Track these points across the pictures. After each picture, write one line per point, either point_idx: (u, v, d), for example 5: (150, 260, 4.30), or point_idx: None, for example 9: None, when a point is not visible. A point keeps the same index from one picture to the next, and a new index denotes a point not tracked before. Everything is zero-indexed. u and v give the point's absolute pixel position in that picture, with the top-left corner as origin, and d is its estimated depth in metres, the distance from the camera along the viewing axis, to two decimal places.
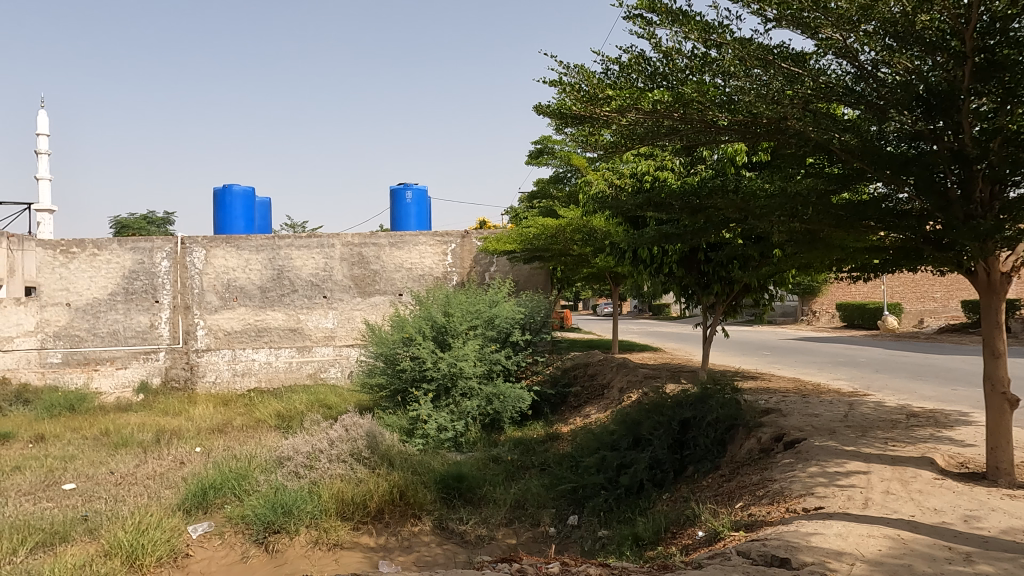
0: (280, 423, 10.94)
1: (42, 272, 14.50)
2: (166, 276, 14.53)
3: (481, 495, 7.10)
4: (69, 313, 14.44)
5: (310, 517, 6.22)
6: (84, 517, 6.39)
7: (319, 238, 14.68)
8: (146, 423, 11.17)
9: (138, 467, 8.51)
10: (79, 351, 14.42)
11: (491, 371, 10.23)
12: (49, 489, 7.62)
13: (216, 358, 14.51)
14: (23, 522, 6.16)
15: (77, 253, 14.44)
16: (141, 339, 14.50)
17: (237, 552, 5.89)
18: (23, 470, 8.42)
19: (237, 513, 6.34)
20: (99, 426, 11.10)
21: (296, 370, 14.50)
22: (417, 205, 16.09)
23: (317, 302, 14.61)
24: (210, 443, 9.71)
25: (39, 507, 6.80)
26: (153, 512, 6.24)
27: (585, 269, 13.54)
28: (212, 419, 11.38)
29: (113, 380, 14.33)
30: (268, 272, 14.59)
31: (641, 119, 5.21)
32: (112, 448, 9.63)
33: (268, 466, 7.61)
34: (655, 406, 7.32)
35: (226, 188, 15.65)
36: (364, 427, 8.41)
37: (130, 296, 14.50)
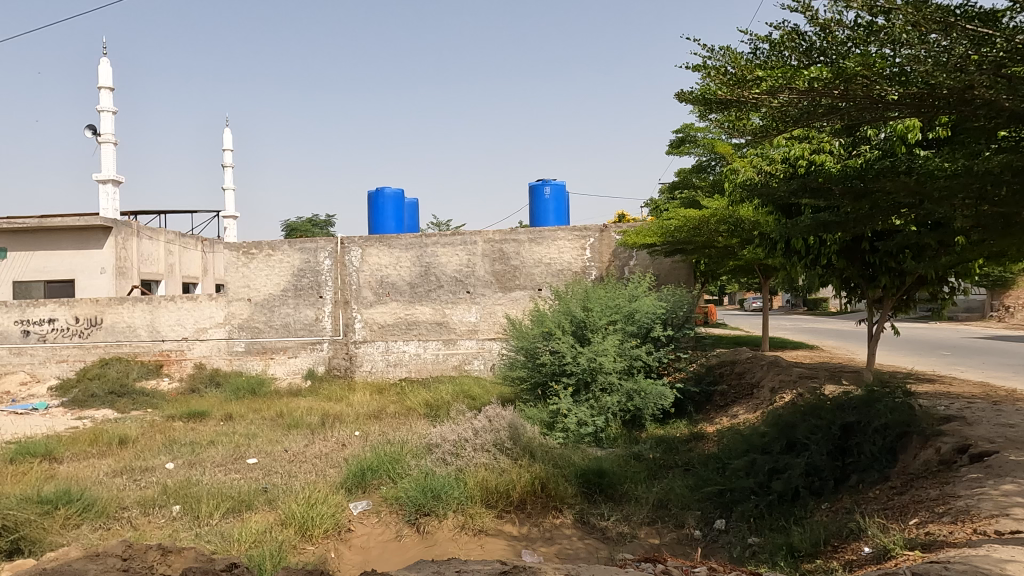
0: (428, 411, 11.57)
1: (229, 271, 16.28)
2: (329, 274, 15.88)
3: (623, 493, 6.99)
4: (251, 307, 16.22)
5: (457, 503, 6.52)
6: (263, 489, 7.19)
7: (463, 235, 15.28)
8: (314, 407, 12.34)
9: (308, 446, 9.43)
10: (259, 341, 16.17)
11: (631, 368, 10.05)
12: (236, 462, 8.66)
13: (372, 349, 15.64)
14: (217, 490, 7.04)
15: (256, 254, 16.14)
16: (308, 331, 15.99)
17: (392, 530, 6.31)
18: (216, 444, 9.66)
19: (391, 494, 6.79)
20: (275, 408, 12.45)
21: (443, 362, 15.27)
22: (556, 200, 16.19)
23: (461, 297, 15.25)
24: (367, 427, 10.51)
25: (230, 478, 7.78)
26: (321, 488, 6.90)
27: (732, 262, 12.85)
28: (370, 405, 12.32)
29: (286, 367, 15.99)
30: (417, 269, 15.45)
31: (795, 100, 4.82)
32: (286, 427, 10.77)
33: (419, 451, 8.07)
34: (812, 409, 6.81)
35: (378, 191, 16.76)
36: (506, 419, 8.59)
37: (299, 292, 16.02)
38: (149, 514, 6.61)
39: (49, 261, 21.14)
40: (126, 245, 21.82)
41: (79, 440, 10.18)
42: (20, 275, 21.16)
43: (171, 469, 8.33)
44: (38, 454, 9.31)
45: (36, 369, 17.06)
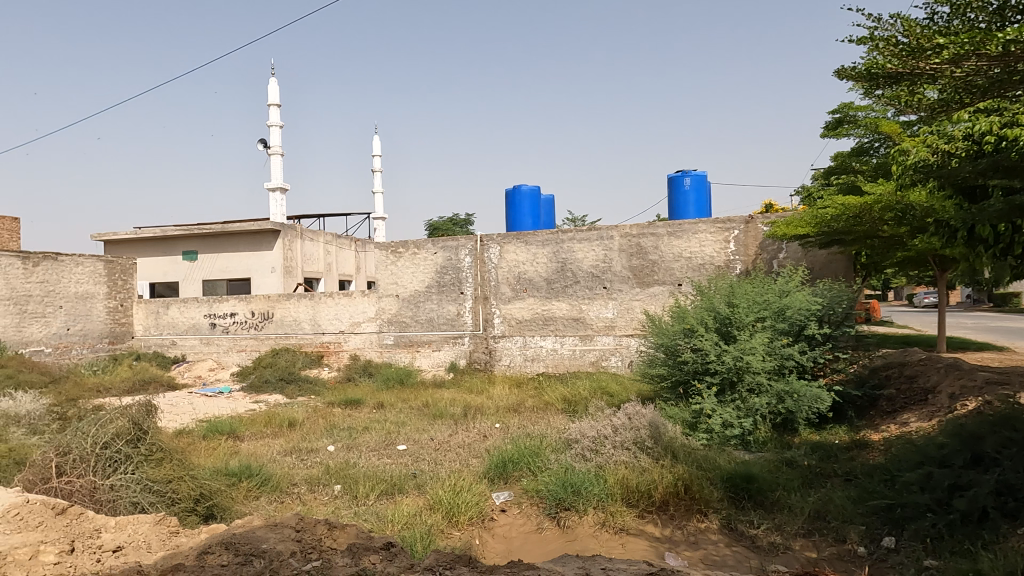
0: (566, 407, 11.64)
1: (379, 269, 17.39)
2: (469, 270, 16.48)
3: (774, 500, 6.57)
4: (398, 302, 17.23)
5: (597, 499, 6.49)
6: (412, 474, 7.63)
7: (599, 230, 15.17)
8: (457, 398, 12.89)
9: (451, 436, 9.87)
10: (406, 334, 17.15)
11: (782, 367, 9.42)
12: (388, 448, 9.27)
13: (510, 344, 16.01)
14: (372, 472, 7.58)
15: (403, 253, 17.09)
16: (450, 325, 16.71)
17: (533, 522, 6.43)
18: (370, 430, 10.40)
19: (532, 487, 6.90)
20: (422, 398, 13.15)
21: (580, 358, 15.27)
22: (696, 191, 15.51)
23: (598, 293, 15.17)
24: (507, 420, 10.78)
25: (383, 462, 8.34)
26: (465, 477, 7.19)
27: (900, 253, 11.61)
28: (509, 398, 12.63)
29: (431, 359, 16.83)
30: (554, 265, 15.58)
31: (984, 67, 4.28)
32: (432, 417, 11.33)
33: (558, 446, 8.13)
34: (1003, 420, 6.00)
35: (515, 188, 17.08)
36: (646, 417, 8.38)
37: (442, 288, 16.77)
38: (315, 491, 7.26)
39: (230, 262, 23.92)
40: (292, 247, 24.13)
41: (256, 422, 11.43)
42: (208, 274, 24.15)
43: (332, 451, 9.10)
44: (224, 432, 10.58)
45: (222, 356, 19.47)
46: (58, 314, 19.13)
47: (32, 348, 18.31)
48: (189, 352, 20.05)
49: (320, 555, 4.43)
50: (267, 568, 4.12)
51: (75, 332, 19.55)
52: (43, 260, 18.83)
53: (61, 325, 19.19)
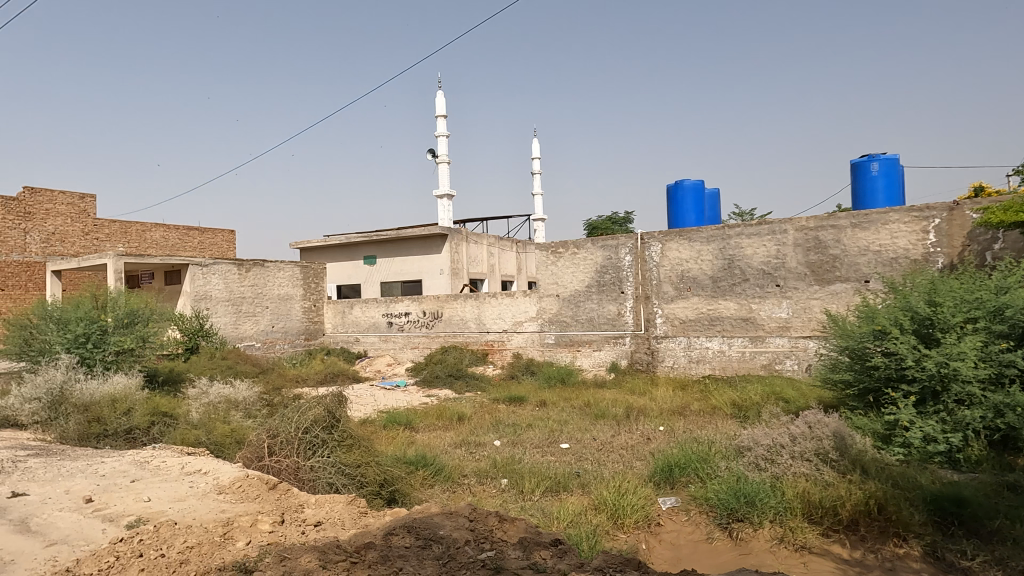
0: (735, 412, 11.02)
1: (540, 270, 17.70)
2: (630, 269, 16.22)
3: (993, 529, 5.67)
4: (559, 302, 17.44)
5: (774, 512, 6.06)
6: (576, 473, 7.69)
7: (771, 224, 14.18)
8: (619, 399, 12.76)
9: (614, 437, 9.78)
10: (567, 334, 17.31)
11: (1000, 376, 8.02)
12: (552, 445, 9.41)
13: (674, 345, 15.51)
14: (538, 469, 7.75)
15: (562, 253, 17.24)
16: (611, 325, 16.57)
17: (702, 531, 6.16)
18: (534, 427, 10.65)
19: (701, 494, 6.62)
20: (584, 397, 13.20)
21: (750, 360, 14.39)
22: (887, 177, 13.81)
23: (770, 291, 14.20)
24: (672, 423, 10.46)
25: (547, 459, 8.49)
26: (630, 479, 7.10)
27: None
28: (673, 401, 12.24)
29: (592, 359, 16.82)
30: (720, 262, 14.84)
31: None
32: (594, 417, 11.31)
33: (729, 453, 7.71)
34: None
35: (677, 183, 16.50)
36: (830, 426, 7.64)
37: (602, 287, 16.68)
38: (483, 483, 7.57)
39: (404, 265, 25.81)
40: (458, 250, 25.45)
41: (429, 414, 12.19)
42: (385, 277, 26.26)
43: (498, 446, 9.44)
44: (402, 423, 11.44)
45: (398, 352, 21.12)
46: (265, 313, 21.90)
47: (246, 342, 21.15)
48: (370, 348, 22.05)
49: (493, 546, 4.61)
50: (445, 554, 4.37)
51: (278, 329, 22.24)
52: (254, 266, 21.64)
53: (267, 322, 21.93)
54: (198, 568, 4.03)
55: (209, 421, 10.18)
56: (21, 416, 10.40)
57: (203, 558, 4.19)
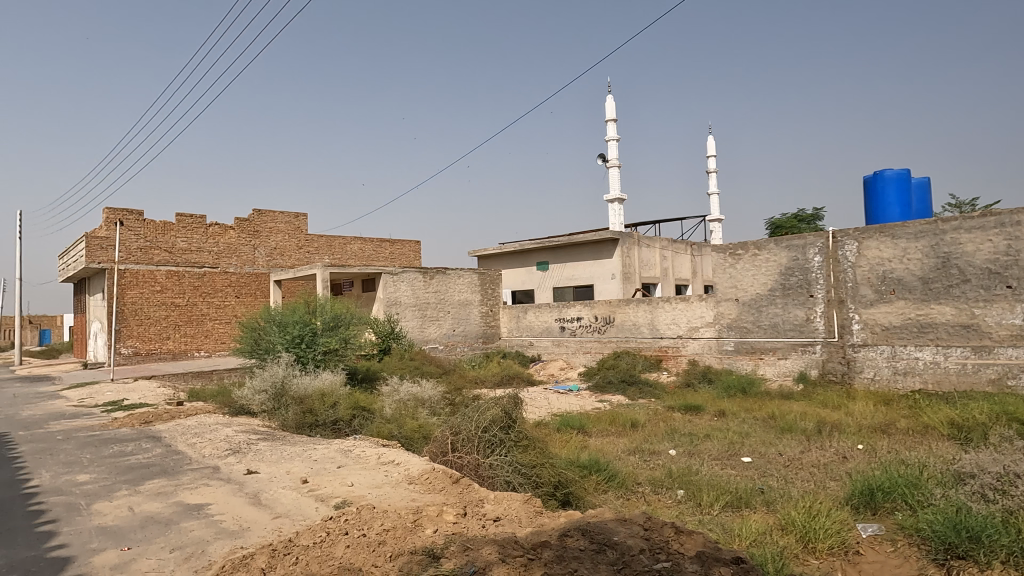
0: (954, 432, 9.60)
1: (717, 272, 16.90)
2: (820, 271, 14.86)
3: None
4: (739, 307, 16.50)
5: (1008, 553, 5.18)
6: (760, 489, 7.22)
7: (999, 215, 12.42)
8: (808, 412, 11.75)
9: (804, 453, 9.01)
10: (748, 341, 16.32)
11: None
12: (732, 458, 8.92)
13: (874, 354, 13.92)
14: (716, 482, 7.40)
15: (742, 254, 16.28)
16: (798, 332, 15.29)
17: (912, 564, 5.43)
18: (712, 438, 10.18)
19: (910, 523, 5.86)
20: (767, 409, 12.35)
21: (973, 374, 12.47)
22: None
23: (998, 294, 12.31)
24: (873, 442, 9.39)
25: (727, 473, 8.07)
26: (823, 501, 6.50)
27: None
28: (874, 417, 10.99)
29: (777, 368, 15.67)
30: (932, 261, 13.14)
31: None
32: (780, 431, 10.52)
33: (946, 480, 6.71)
34: None
35: (877, 174, 14.85)
36: None
37: (787, 291, 15.47)
38: (659, 493, 7.39)
39: (576, 270, 26.10)
40: (630, 254, 25.14)
41: (602, 420, 12.20)
42: (557, 282, 26.77)
43: (674, 455, 9.17)
44: (575, 427, 11.57)
45: (571, 357, 21.55)
46: (447, 317, 23.38)
47: (430, 344, 22.78)
48: (543, 352, 22.73)
49: (669, 557, 4.49)
50: (620, 560, 4.35)
51: (459, 332, 23.63)
52: (437, 273, 23.22)
53: (449, 326, 23.40)
54: (394, 548, 4.43)
55: (400, 416, 11.12)
56: (252, 405, 12.18)
57: (397, 540, 4.59)
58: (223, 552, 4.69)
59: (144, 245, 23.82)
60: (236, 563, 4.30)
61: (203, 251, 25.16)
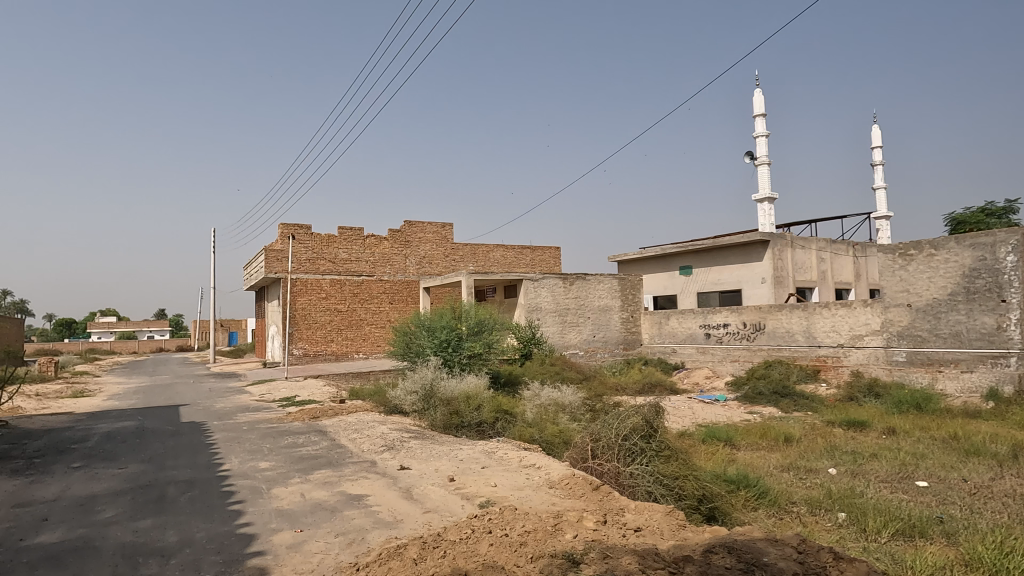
0: None
1: (884, 275, 15.39)
2: (1013, 273, 13.05)
3: None
4: (911, 313, 14.88)
5: None
6: (938, 518, 6.45)
7: None
8: (1000, 434, 10.31)
9: (994, 480, 7.92)
10: (923, 351, 14.64)
11: None
12: (903, 481, 8.06)
13: None
14: (885, 507, 6.73)
15: (914, 255, 14.68)
16: (987, 342, 13.46)
17: None
18: (879, 458, 9.27)
19: None
20: (948, 428, 11.01)
21: None
22: None
23: None
24: None
25: (897, 497, 7.30)
26: (1018, 536, 5.67)
27: None
28: None
29: (959, 383, 13.87)
30: None
31: None
32: (963, 453, 9.32)
33: None
34: None
35: None
36: None
37: (973, 295, 13.72)
38: (816, 514, 6.86)
39: (722, 274, 24.94)
40: (782, 256, 23.54)
41: (752, 433, 11.57)
42: (702, 287, 25.77)
43: (834, 474, 8.47)
44: (721, 439, 11.09)
45: (717, 365, 20.66)
46: (587, 323, 23.38)
47: (571, 350, 22.93)
48: (687, 359, 22.03)
49: None
50: None
51: (599, 338, 23.53)
52: (577, 279, 23.29)
53: (589, 332, 23.38)
54: (534, 550, 4.55)
55: (541, 421, 11.32)
56: (405, 405, 13.02)
57: (538, 543, 4.70)
58: (380, 541, 5.08)
59: (311, 256, 26.34)
60: (391, 551, 4.65)
61: (361, 261, 27.29)
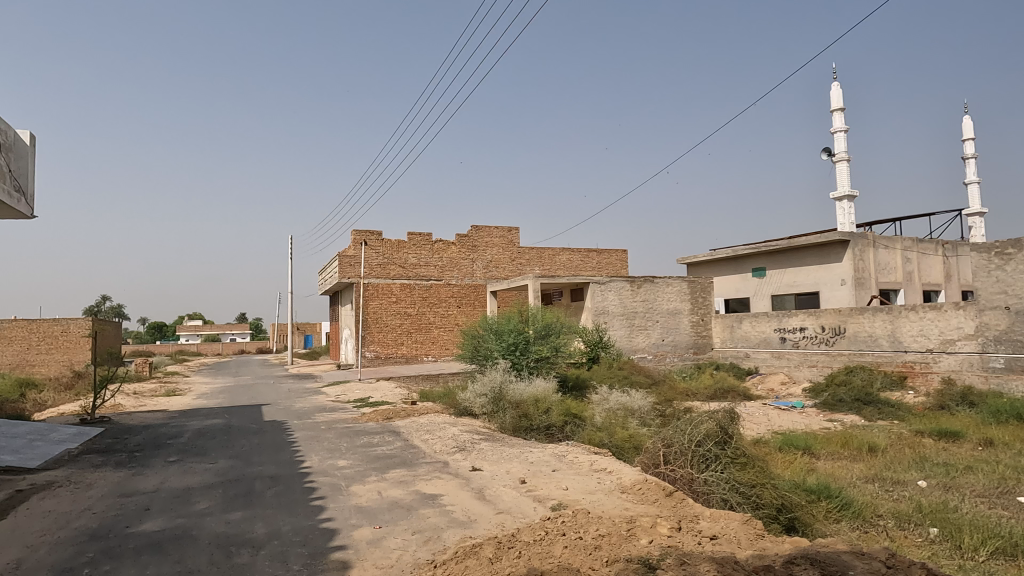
0: None
1: (978, 276, 14.42)
2: None
3: None
4: (1010, 316, 13.86)
5: None
6: None
7: None
8: None
9: None
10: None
11: None
12: (1005, 497, 7.52)
13: None
14: (983, 524, 6.30)
15: (1013, 254, 13.69)
16: None
17: None
18: (976, 471, 8.70)
19: None
20: None
21: None
22: None
23: None
24: None
25: (998, 513, 6.83)
26: None
27: None
28: None
29: None
30: None
31: None
32: None
33: None
34: None
35: None
36: None
37: None
38: (905, 529, 6.51)
39: (798, 276, 24.00)
40: (864, 256, 22.43)
41: (832, 441, 11.10)
42: (777, 289, 24.90)
43: (925, 487, 8.01)
44: (799, 447, 10.69)
45: (793, 371, 19.90)
46: (656, 326, 23.01)
47: (639, 354, 22.64)
48: (761, 364, 21.36)
49: None
50: None
51: (668, 342, 23.12)
52: (645, 282, 22.95)
53: (658, 336, 23.01)
54: (609, 554, 4.54)
55: (610, 425, 11.24)
56: (474, 407, 13.20)
57: (613, 547, 4.70)
58: (455, 539, 5.20)
59: (382, 262, 27.12)
60: (467, 550, 4.76)
61: (430, 265, 27.86)
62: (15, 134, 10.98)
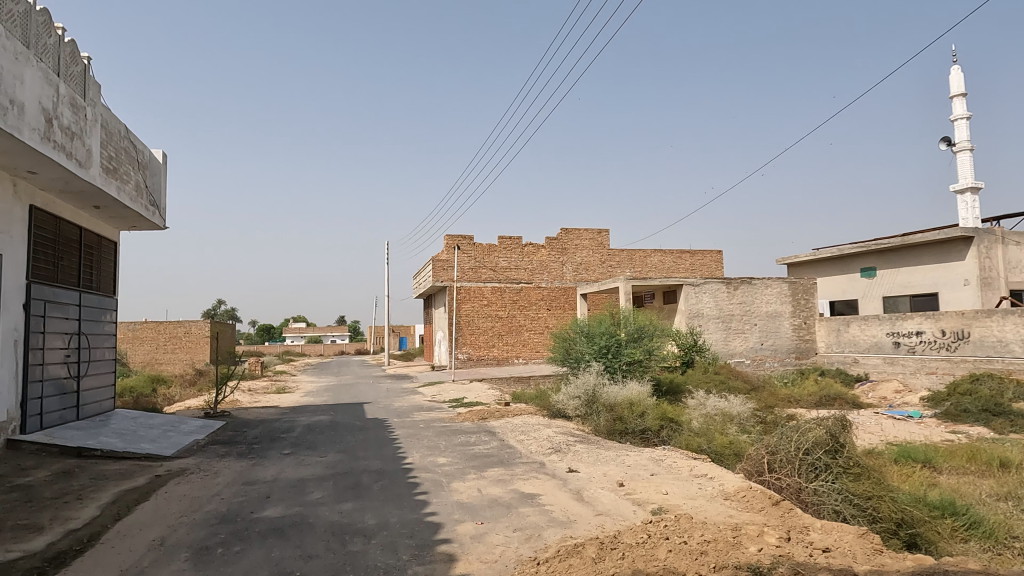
0: None
1: None
2: None
3: None
4: None
5: None
6: None
7: None
8: None
9: None
10: None
11: None
12: None
13: None
14: None
15: None
16: None
17: None
18: None
19: None
20: None
21: None
22: None
23: None
24: None
25: None
26: None
27: None
28: None
29: None
30: None
31: None
32: None
33: None
34: None
35: None
36: None
37: None
38: None
39: (914, 276, 22.32)
40: (991, 254, 20.53)
41: (956, 454, 10.26)
42: (890, 290, 23.27)
43: None
44: (918, 460, 9.95)
45: (908, 378, 18.49)
46: (754, 330, 22.12)
47: (736, 358, 21.86)
48: (872, 370, 20.01)
49: None
50: None
51: (768, 346, 22.16)
52: (742, 284, 22.11)
53: (757, 339, 22.10)
54: (716, 560, 4.45)
55: (709, 430, 10.94)
56: (568, 409, 13.21)
57: (720, 553, 4.59)
58: (556, 538, 5.26)
59: (474, 265, 27.70)
60: (570, 549, 4.81)
61: (520, 268, 28.13)
62: (150, 154, 12.13)
